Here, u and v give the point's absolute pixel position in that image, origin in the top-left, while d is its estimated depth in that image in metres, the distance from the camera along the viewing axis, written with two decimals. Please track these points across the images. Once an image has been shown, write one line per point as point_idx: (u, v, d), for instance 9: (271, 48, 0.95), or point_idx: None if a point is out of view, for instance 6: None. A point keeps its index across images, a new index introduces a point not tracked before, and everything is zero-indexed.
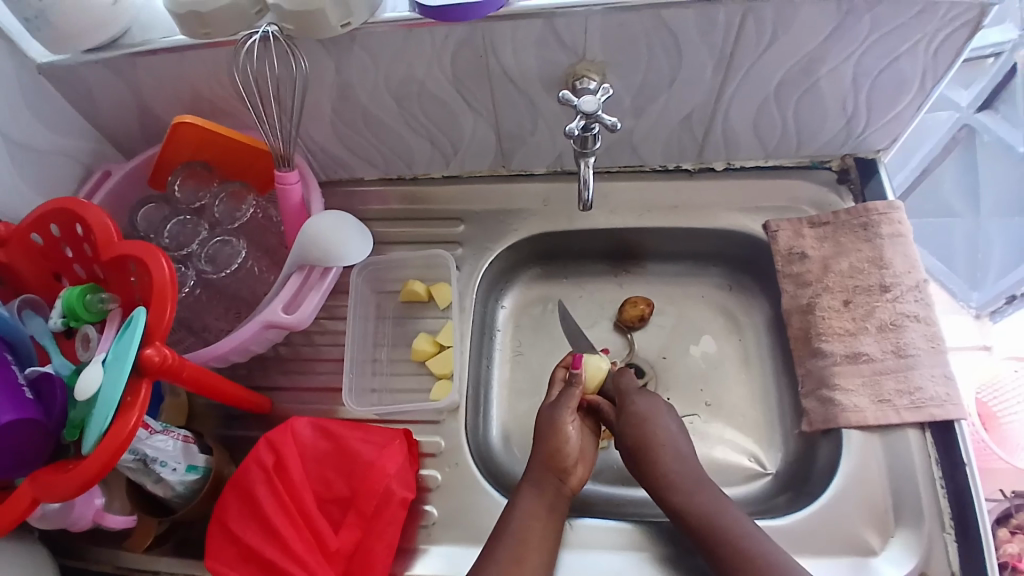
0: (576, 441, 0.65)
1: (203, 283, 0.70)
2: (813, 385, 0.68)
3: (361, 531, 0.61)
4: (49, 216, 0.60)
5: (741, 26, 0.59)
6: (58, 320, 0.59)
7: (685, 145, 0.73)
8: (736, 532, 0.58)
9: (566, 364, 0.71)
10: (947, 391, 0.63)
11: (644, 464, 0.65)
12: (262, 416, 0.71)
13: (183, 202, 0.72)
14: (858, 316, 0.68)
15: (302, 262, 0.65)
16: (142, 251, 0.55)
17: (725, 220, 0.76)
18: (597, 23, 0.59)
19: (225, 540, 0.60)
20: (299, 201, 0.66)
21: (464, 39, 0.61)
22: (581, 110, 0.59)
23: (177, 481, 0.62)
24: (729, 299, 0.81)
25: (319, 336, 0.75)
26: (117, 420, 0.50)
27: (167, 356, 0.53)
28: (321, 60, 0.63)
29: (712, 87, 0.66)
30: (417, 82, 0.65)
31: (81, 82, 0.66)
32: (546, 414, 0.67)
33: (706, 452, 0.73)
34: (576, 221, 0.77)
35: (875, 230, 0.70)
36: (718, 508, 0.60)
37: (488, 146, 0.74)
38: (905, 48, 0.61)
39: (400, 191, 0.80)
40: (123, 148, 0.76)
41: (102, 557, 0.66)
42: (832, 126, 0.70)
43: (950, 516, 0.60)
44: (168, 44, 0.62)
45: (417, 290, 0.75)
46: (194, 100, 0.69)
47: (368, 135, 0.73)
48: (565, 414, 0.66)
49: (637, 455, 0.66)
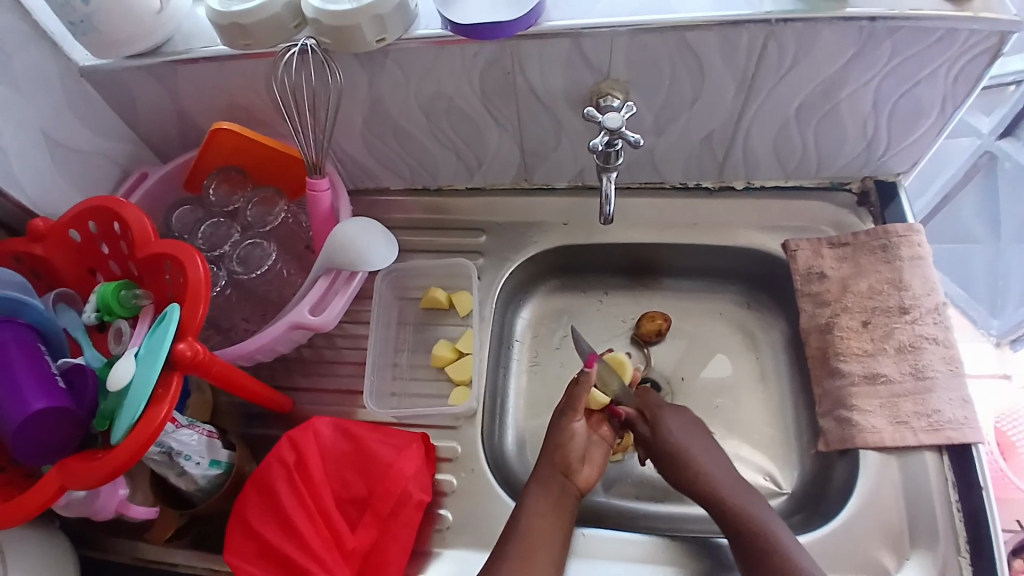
0: (581, 441, 0.66)
1: (233, 284, 0.72)
2: (830, 405, 0.68)
3: (377, 531, 0.62)
4: (89, 213, 0.63)
5: (764, 49, 0.60)
6: (93, 314, 0.63)
7: (706, 165, 0.75)
8: (754, 542, 0.59)
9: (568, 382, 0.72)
10: (964, 414, 0.63)
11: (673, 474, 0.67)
12: (283, 416, 0.73)
13: (217, 205, 0.74)
14: (877, 337, 0.68)
15: (330, 266, 0.67)
16: (177, 250, 0.58)
17: (744, 238, 0.77)
18: (622, 43, 0.60)
19: (244, 535, 0.61)
20: (328, 209, 0.68)
21: (492, 57, 0.63)
22: (605, 126, 0.60)
23: (199, 475, 0.64)
24: (746, 317, 0.81)
25: (340, 340, 0.77)
26: (147, 412, 0.52)
27: (199, 351, 0.55)
28: (356, 73, 0.65)
29: (734, 107, 0.67)
30: (446, 97, 0.68)
31: (122, 87, 0.69)
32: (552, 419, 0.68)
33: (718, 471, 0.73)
34: (596, 236, 0.79)
35: (894, 252, 0.70)
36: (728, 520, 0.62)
37: (512, 160, 0.76)
38: (924, 74, 0.61)
39: (424, 201, 0.82)
40: (160, 151, 0.79)
41: (121, 548, 0.67)
42: (852, 149, 0.71)
43: (965, 539, 0.60)
44: (209, 54, 0.65)
45: (441, 299, 0.77)
46: (230, 108, 0.71)
47: (396, 147, 0.75)
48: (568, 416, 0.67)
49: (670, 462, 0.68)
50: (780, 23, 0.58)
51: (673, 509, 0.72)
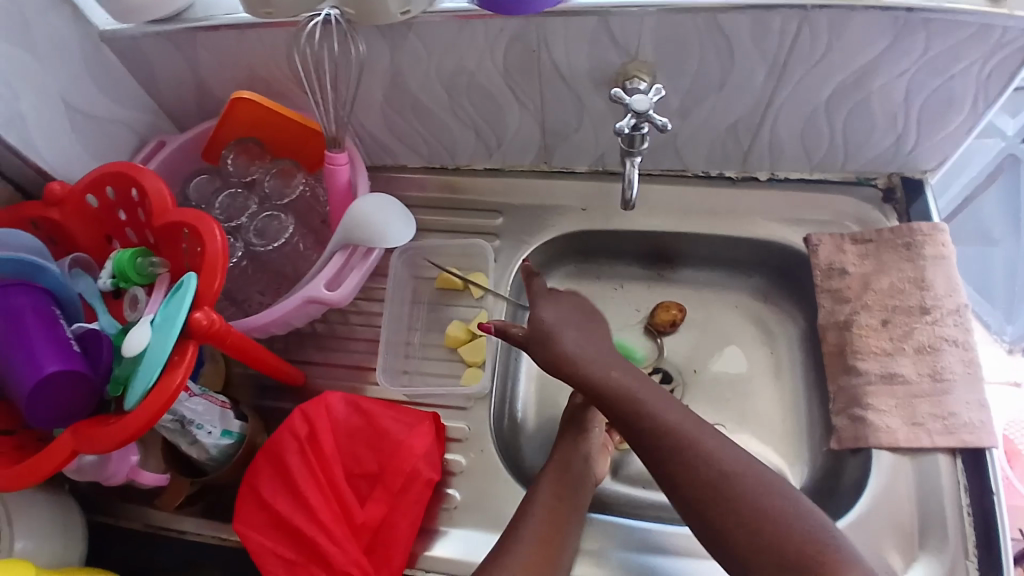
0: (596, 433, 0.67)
1: (249, 256, 0.72)
2: (844, 403, 0.68)
3: (387, 507, 0.62)
4: (105, 179, 0.62)
5: (797, 34, 0.59)
6: (109, 281, 0.62)
7: (730, 153, 0.74)
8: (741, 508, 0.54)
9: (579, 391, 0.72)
10: (980, 417, 0.63)
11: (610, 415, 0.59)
12: (295, 389, 0.73)
13: (235, 175, 0.74)
14: (896, 336, 0.67)
15: (347, 242, 0.66)
16: (194, 219, 0.58)
17: (765, 229, 0.76)
18: (651, 24, 0.59)
19: (255, 505, 0.62)
20: (346, 183, 0.68)
21: (518, 33, 0.61)
22: (633, 108, 0.59)
23: (211, 444, 0.64)
24: (763, 310, 0.80)
25: (354, 316, 0.76)
26: (161, 379, 0.52)
27: (215, 320, 0.54)
28: (378, 47, 0.65)
29: (762, 94, 0.66)
30: (468, 74, 0.67)
31: (142, 54, 0.69)
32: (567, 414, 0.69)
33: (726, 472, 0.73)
34: (614, 222, 0.78)
35: (918, 250, 0.69)
36: (701, 497, 0.55)
37: (532, 141, 0.75)
38: (958, 68, 0.60)
39: (441, 179, 0.81)
40: (177, 121, 0.78)
41: (131, 515, 0.68)
42: (880, 143, 0.70)
43: (974, 543, 0.60)
44: (230, 21, 0.64)
45: (456, 282, 0.77)
46: (250, 78, 0.71)
47: (416, 123, 0.74)
48: (582, 415, 0.68)
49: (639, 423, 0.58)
50: (814, 9, 0.56)
51: None
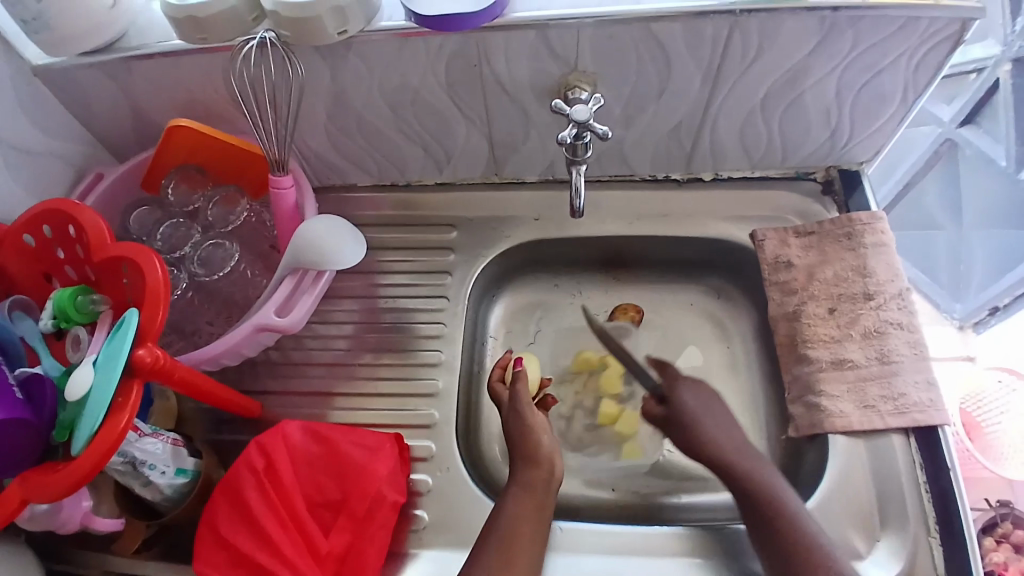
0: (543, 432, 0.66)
1: (195, 286, 0.71)
2: (799, 391, 0.69)
3: (351, 533, 0.61)
4: (42, 217, 0.60)
5: (728, 39, 0.60)
6: (49, 322, 0.59)
7: (675, 157, 0.75)
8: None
9: (500, 379, 0.72)
10: (930, 397, 0.65)
11: (769, 487, 0.61)
12: (254, 420, 0.72)
13: (176, 205, 0.73)
14: (843, 323, 0.69)
15: (295, 266, 0.65)
16: (135, 253, 0.56)
17: (713, 229, 0.77)
18: (588, 34, 0.60)
19: (214, 544, 0.59)
20: (292, 206, 0.67)
21: (458, 48, 0.62)
22: (573, 118, 0.60)
23: (166, 484, 0.62)
24: (718, 307, 0.82)
25: (309, 340, 0.75)
26: (108, 420, 0.50)
27: (160, 356, 0.53)
28: (317, 67, 0.64)
29: (700, 98, 0.67)
30: (412, 90, 0.66)
31: (76, 86, 0.67)
32: (508, 413, 0.68)
33: (685, 479, 0.73)
34: (567, 230, 0.79)
35: (859, 239, 0.71)
36: None
37: (481, 154, 0.75)
38: (885, 63, 0.62)
39: (392, 197, 0.81)
40: (116, 152, 0.76)
41: (88, 562, 0.65)
42: (816, 139, 0.72)
43: (935, 519, 0.61)
44: (163, 49, 0.63)
45: (598, 362, 0.78)
46: (188, 104, 0.69)
47: (362, 141, 0.73)
48: (526, 408, 0.67)
49: (781, 506, 0.59)
50: (743, 13, 0.58)
51: (648, 499, 0.72)
